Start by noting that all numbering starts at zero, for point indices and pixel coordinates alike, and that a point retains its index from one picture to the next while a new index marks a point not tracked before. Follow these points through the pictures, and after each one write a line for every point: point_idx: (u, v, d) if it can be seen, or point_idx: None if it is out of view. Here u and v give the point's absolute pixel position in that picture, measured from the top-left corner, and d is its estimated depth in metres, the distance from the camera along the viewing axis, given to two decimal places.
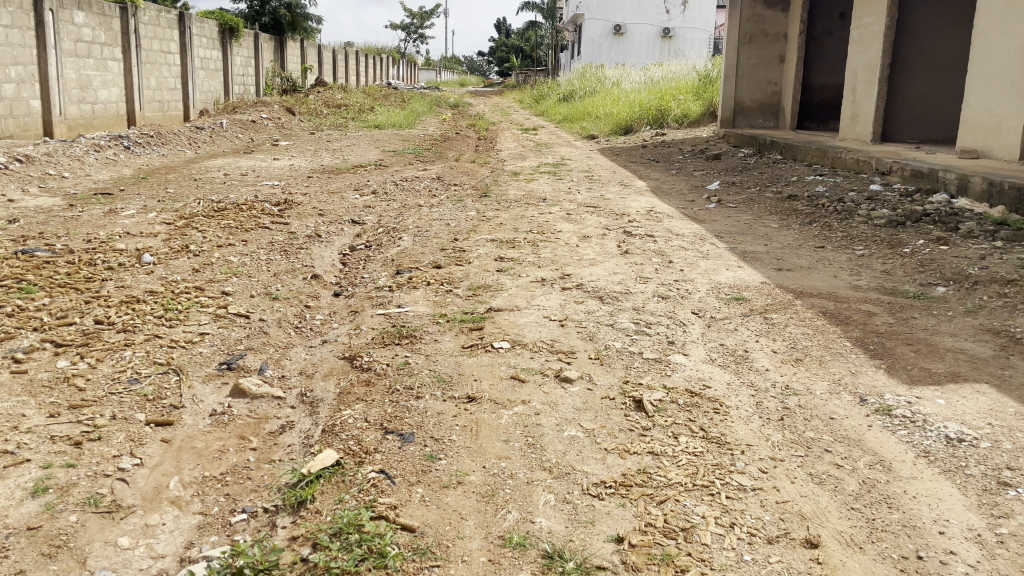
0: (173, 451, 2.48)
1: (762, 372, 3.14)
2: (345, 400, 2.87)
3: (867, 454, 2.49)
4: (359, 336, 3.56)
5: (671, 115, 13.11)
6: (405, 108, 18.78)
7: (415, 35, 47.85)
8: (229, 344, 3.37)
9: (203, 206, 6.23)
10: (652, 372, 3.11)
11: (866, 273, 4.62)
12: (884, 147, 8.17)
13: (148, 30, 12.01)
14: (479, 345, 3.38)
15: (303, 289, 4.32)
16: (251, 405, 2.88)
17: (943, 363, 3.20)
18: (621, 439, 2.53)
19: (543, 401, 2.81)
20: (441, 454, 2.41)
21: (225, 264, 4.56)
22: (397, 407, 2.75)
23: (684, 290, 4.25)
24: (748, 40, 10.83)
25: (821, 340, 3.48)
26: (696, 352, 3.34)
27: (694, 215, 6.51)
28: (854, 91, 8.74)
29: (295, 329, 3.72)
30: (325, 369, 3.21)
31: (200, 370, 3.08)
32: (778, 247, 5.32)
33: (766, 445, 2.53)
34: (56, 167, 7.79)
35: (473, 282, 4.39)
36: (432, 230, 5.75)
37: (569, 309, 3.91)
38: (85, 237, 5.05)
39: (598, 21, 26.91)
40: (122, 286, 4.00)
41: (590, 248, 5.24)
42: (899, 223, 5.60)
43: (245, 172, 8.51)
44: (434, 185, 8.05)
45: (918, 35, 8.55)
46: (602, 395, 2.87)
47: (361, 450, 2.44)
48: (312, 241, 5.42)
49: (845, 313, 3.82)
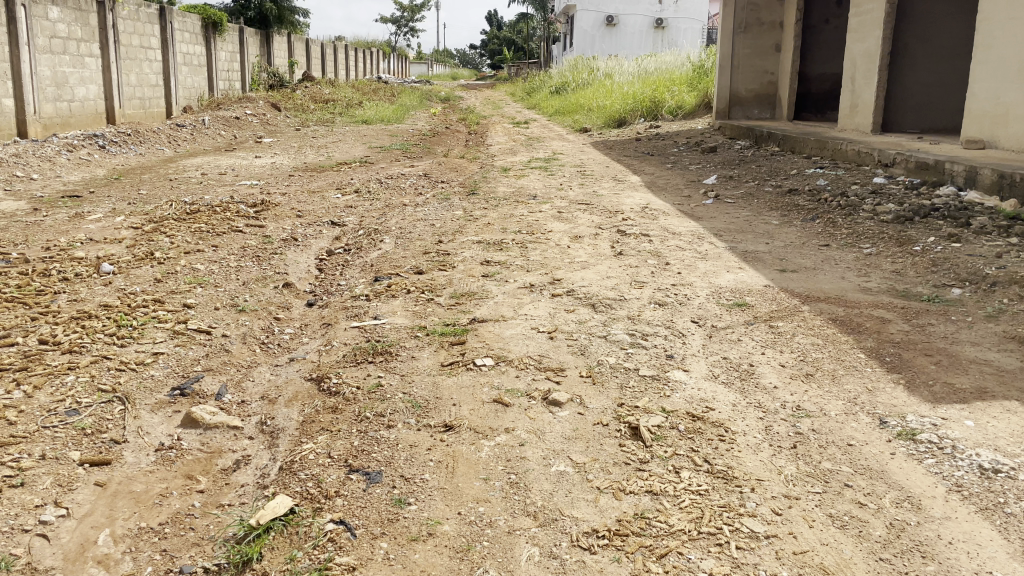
0: (107, 497, 2.17)
1: (770, 390, 2.85)
2: (308, 429, 2.58)
3: (893, 489, 2.21)
4: (330, 352, 3.27)
5: (665, 106, 12.85)
6: (395, 102, 18.46)
7: (405, 29, 47.50)
8: (185, 365, 3.07)
9: (175, 208, 5.92)
10: (650, 392, 2.82)
11: (876, 274, 4.34)
12: (886, 138, 7.89)
13: (126, 25, 11.63)
14: (460, 362, 3.09)
15: (273, 299, 4.03)
16: (202, 437, 2.58)
17: (968, 377, 2.92)
18: (616, 476, 2.24)
19: (529, 430, 2.52)
20: (411, 497, 2.12)
21: (190, 273, 4.25)
22: (365, 438, 2.46)
23: (682, 295, 3.96)
24: (744, 28, 10.52)
25: (832, 351, 3.20)
26: (697, 367, 3.06)
27: (691, 212, 6.22)
28: (853, 80, 8.45)
29: (261, 345, 3.42)
30: (290, 393, 2.91)
31: (149, 396, 2.77)
32: (780, 246, 5.05)
33: (779, 479, 2.24)
34: (25, 168, 7.47)
35: (456, 289, 4.10)
36: (415, 231, 5.46)
37: (559, 318, 3.62)
38: (44, 245, 4.73)
39: (590, 12, 26.63)
40: (75, 300, 3.69)
41: (582, 249, 4.95)
42: (907, 219, 5.32)
43: (224, 172, 8.19)
44: (420, 182, 7.77)
45: (919, 21, 8.25)
46: (595, 421, 2.58)
47: (321, 494, 2.14)
48: (287, 245, 5.13)
49: (857, 321, 3.53)
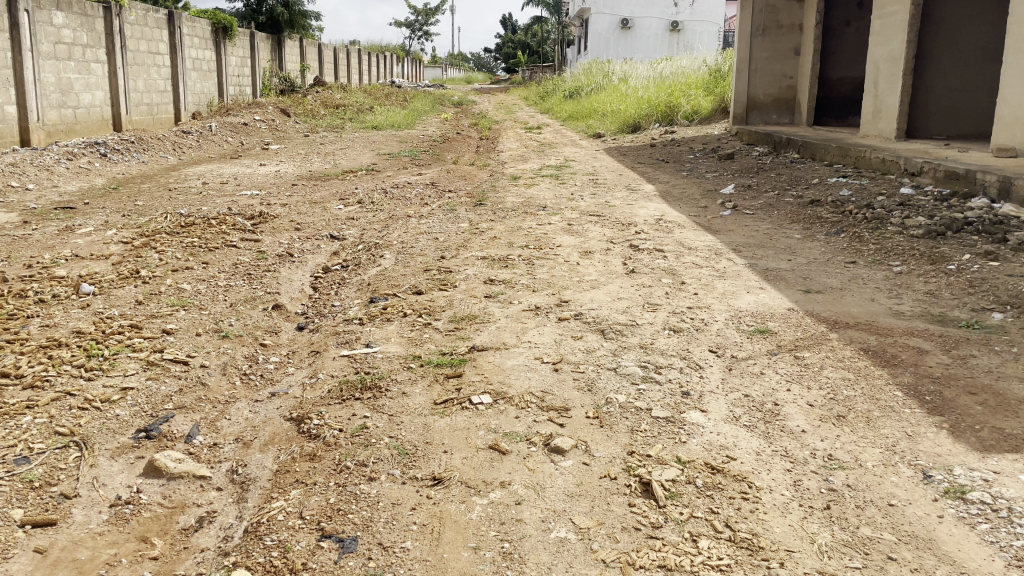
0: (46, 566, 1.93)
1: (798, 436, 2.56)
2: (281, 482, 2.31)
3: (944, 563, 1.91)
4: (315, 387, 3.00)
5: (681, 111, 12.57)
6: (407, 107, 18.25)
7: (420, 33, 47.48)
8: (155, 402, 2.81)
9: (170, 221, 5.69)
10: (664, 437, 2.53)
11: (908, 295, 4.03)
12: (910, 145, 7.55)
13: (134, 30, 11.46)
14: (455, 399, 2.81)
15: (260, 323, 3.78)
16: (165, 488, 2.32)
17: (1021, 422, 2.61)
18: (624, 546, 1.96)
19: (526, 484, 2.25)
20: (388, 572, 1.85)
21: (175, 294, 4.00)
22: (342, 494, 2.19)
23: (699, 320, 3.67)
24: (761, 31, 10.21)
25: (865, 387, 2.91)
26: (716, 407, 2.76)
27: (707, 224, 5.93)
28: (876, 85, 8.11)
29: (241, 376, 3.16)
30: (267, 434, 2.65)
31: (110, 441, 2.52)
32: (803, 263, 4.74)
33: (812, 551, 1.95)
34: (21, 177, 7.27)
35: (456, 312, 3.83)
36: (417, 246, 5.20)
37: (565, 347, 3.34)
38: (26, 262, 4.51)
39: (605, 15, 26.37)
40: (47, 325, 3.44)
41: (592, 266, 4.67)
42: (938, 233, 5.01)
43: (225, 181, 7.97)
44: (426, 191, 7.52)
45: (945, 24, 7.92)
46: (602, 474, 2.30)
47: (286, 568, 1.89)
48: (283, 262, 4.88)
49: (891, 351, 3.23)
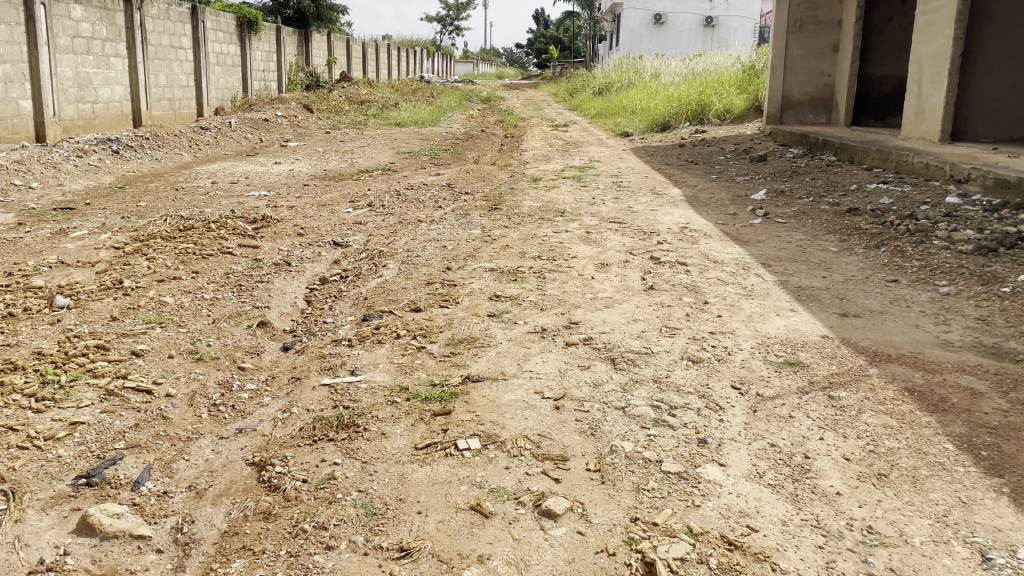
0: None
1: (832, 501, 2.19)
2: (226, 548, 2.02)
3: None
4: (287, 424, 2.69)
5: (712, 110, 12.14)
6: (433, 103, 17.96)
7: (451, 28, 47.24)
8: (105, 441, 2.53)
9: (168, 224, 5.44)
10: (673, 500, 2.18)
11: (956, 322, 3.62)
12: (956, 148, 7.07)
13: (156, 24, 11.27)
14: (438, 444, 2.48)
15: (242, 343, 3.48)
16: (96, 550, 2.02)
17: None
18: None
19: (509, 559, 1.92)
20: None
21: (154, 308, 3.71)
22: (292, 569, 1.89)
23: (723, 348, 3.31)
24: (798, 28, 9.74)
25: (912, 438, 2.52)
26: (737, 460, 2.40)
27: (736, 234, 5.54)
28: (919, 84, 7.63)
29: (210, 408, 2.85)
30: (222, 483, 2.35)
31: (44, 489, 2.25)
32: (839, 280, 4.35)
33: None
34: (25, 175, 7.08)
35: (455, 333, 3.50)
36: (423, 255, 4.89)
37: (570, 379, 2.99)
38: (8, 269, 4.27)
39: (638, 11, 25.68)
40: (8, 346, 3.18)
41: (608, 281, 4.32)
42: (990, 249, 4.58)
43: (236, 180, 7.73)
44: (442, 193, 7.20)
45: (995, 20, 7.41)
46: (598, 547, 1.97)
47: None
48: (278, 271, 4.60)
49: (940, 393, 2.84)
